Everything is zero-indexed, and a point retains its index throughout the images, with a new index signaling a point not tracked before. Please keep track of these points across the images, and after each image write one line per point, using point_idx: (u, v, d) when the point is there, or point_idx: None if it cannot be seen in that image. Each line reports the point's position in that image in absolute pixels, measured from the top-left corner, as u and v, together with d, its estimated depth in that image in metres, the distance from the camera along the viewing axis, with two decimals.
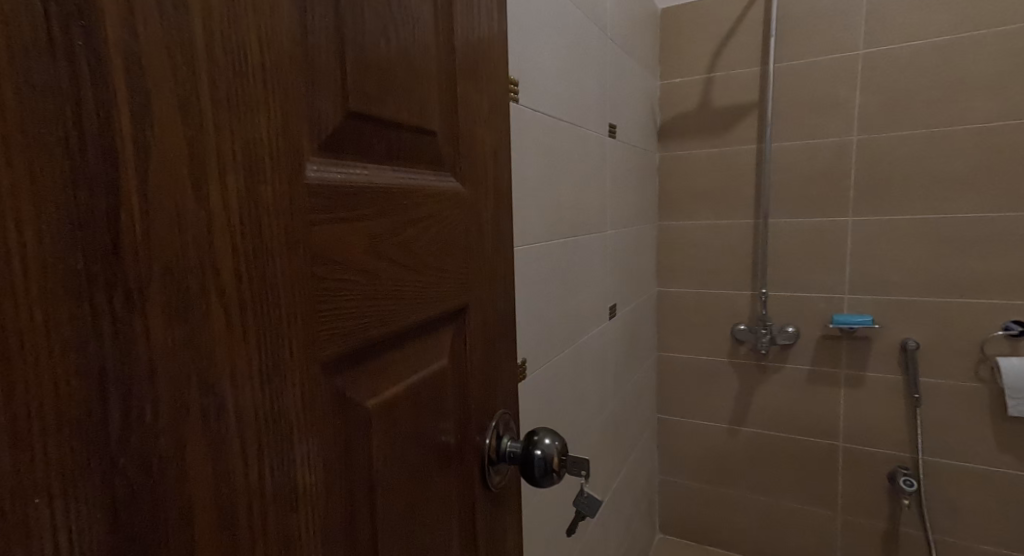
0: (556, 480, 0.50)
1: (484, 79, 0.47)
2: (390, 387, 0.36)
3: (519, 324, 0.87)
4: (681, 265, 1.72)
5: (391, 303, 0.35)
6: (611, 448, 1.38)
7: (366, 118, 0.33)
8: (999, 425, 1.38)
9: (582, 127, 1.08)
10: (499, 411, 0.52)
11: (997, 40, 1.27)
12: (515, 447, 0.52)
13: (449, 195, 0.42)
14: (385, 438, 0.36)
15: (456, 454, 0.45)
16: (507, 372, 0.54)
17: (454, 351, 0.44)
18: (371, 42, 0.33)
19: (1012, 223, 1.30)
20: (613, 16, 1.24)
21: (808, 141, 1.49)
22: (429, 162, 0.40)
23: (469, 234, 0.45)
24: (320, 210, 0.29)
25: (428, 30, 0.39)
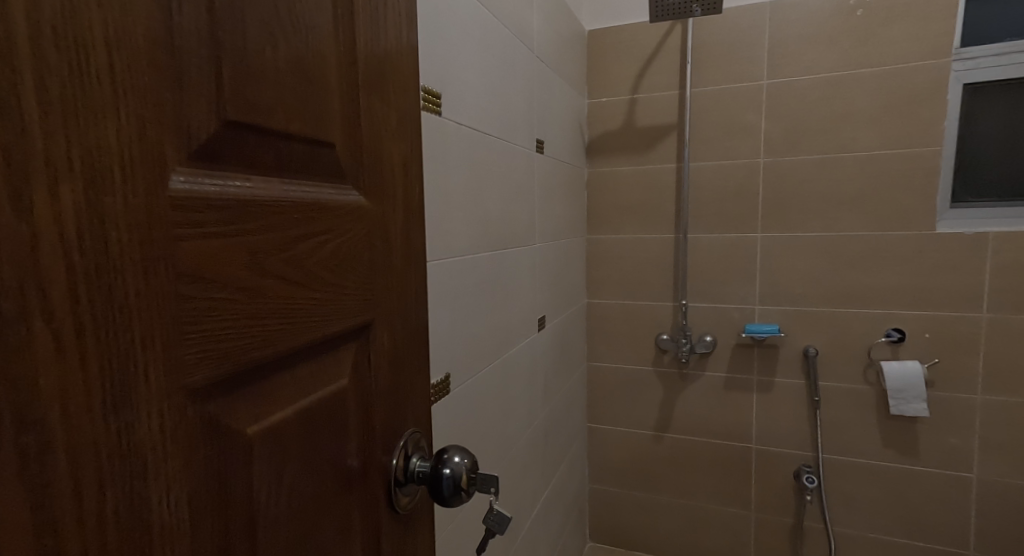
0: (465, 499, 0.49)
1: (392, 92, 0.46)
2: (278, 412, 0.35)
3: (444, 338, 0.86)
4: (608, 278, 1.78)
5: (277, 322, 0.33)
6: (540, 459, 1.39)
7: (249, 127, 0.32)
8: (885, 424, 1.52)
9: (509, 141, 1.09)
10: (408, 430, 0.51)
11: (876, 78, 1.42)
12: (423, 466, 0.51)
13: (349, 210, 0.40)
14: (270, 466, 0.34)
15: (358, 477, 0.43)
16: (419, 389, 0.53)
17: (358, 370, 0.43)
18: (255, 49, 0.32)
19: (892, 240, 1.46)
20: (540, 35, 1.27)
21: (721, 162, 1.60)
22: (328, 175, 0.39)
23: (375, 249, 0.44)
24: (186, 224, 0.27)
25: (325, 40, 0.38)
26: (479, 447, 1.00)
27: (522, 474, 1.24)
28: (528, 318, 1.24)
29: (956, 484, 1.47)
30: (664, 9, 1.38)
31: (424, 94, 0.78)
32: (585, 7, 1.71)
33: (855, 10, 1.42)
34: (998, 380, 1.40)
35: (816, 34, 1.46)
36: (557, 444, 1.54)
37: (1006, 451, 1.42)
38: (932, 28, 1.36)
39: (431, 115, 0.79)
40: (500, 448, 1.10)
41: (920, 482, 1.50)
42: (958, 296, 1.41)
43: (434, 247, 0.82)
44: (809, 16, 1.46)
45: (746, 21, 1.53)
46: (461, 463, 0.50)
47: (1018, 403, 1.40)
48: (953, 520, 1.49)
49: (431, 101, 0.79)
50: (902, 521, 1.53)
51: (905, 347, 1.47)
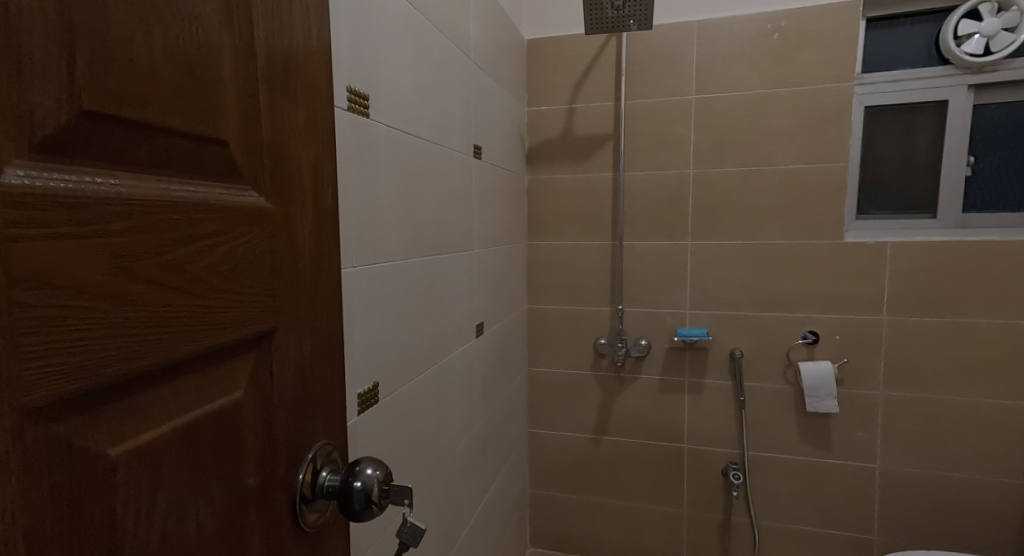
0: (377, 512, 0.49)
1: (297, 91, 0.46)
2: (151, 428, 0.33)
3: (372, 345, 0.83)
4: (548, 284, 1.80)
5: (149, 333, 0.32)
6: (478, 468, 1.38)
7: (115, 119, 0.30)
8: (803, 421, 1.62)
9: (444, 146, 1.09)
10: (317, 443, 0.50)
11: (791, 97, 1.53)
12: (334, 480, 0.51)
13: (246, 211, 0.40)
14: (139, 489, 0.32)
15: (257, 493, 0.42)
16: (329, 398, 0.52)
17: (255, 380, 0.42)
18: (119, 33, 0.30)
19: (807, 248, 1.56)
20: (478, 42, 1.28)
21: (655, 171, 1.66)
22: (218, 174, 0.38)
23: (277, 253, 0.43)
24: (25, 224, 0.26)
25: (215, 31, 0.37)
26: (412, 457, 0.98)
27: (458, 483, 1.23)
28: (465, 325, 1.23)
29: (864, 475, 1.59)
30: (598, 24, 1.43)
31: (351, 95, 0.76)
32: (525, 15, 1.73)
33: (772, 33, 1.52)
34: (898, 377, 1.53)
35: (739, 54, 1.55)
36: (496, 450, 1.54)
37: (906, 443, 1.54)
38: (838, 53, 1.48)
39: (358, 117, 0.77)
40: (434, 457, 1.08)
41: (833, 475, 1.61)
42: (863, 300, 1.53)
43: (361, 252, 0.79)
44: (733, 36, 1.55)
45: (675, 37, 1.60)
46: (373, 475, 0.50)
47: (915, 397, 1.52)
48: (862, 509, 1.60)
49: (359, 102, 0.77)
50: (818, 512, 1.63)
51: (819, 348, 1.58)
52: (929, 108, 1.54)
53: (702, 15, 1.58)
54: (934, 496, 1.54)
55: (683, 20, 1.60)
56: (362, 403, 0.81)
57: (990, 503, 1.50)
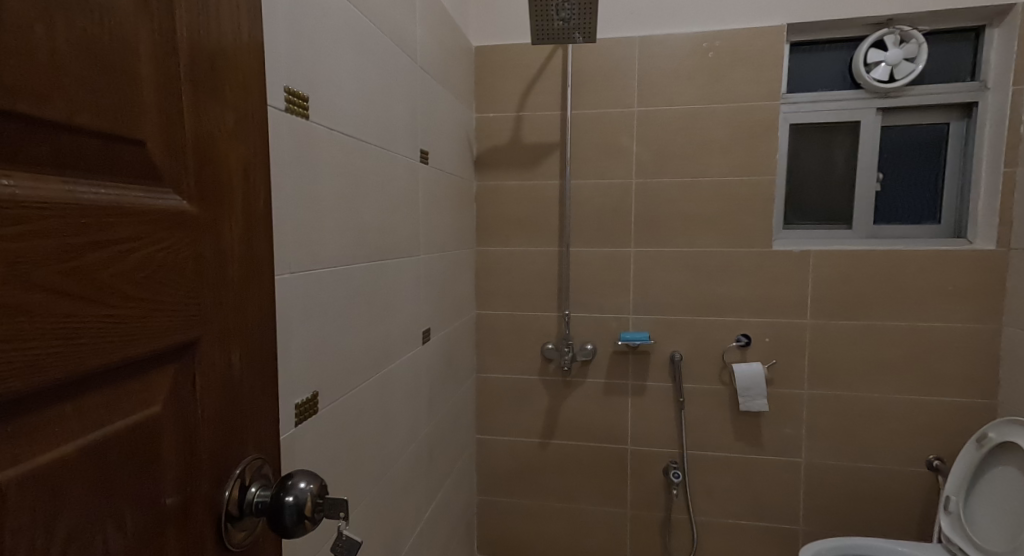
0: (309, 528, 0.48)
1: (227, 91, 0.44)
2: (51, 448, 0.31)
3: (311, 353, 0.80)
4: (496, 289, 1.81)
5: (46, 346, 0.30)
6: (424, 477, 1.36)
7: (10, 115, 0.28)
8: (737, 420, 1.70)
9: (389, 151, 1.07)
10: (246, 458, 0.48)
11: (724, 112, 1.61)
12: (263, 497, 0.49)
13: (166, 214, 0.38)
14: (35, 516, 0.30)
15: (177, 515, 0.40)
16: (261, 411, 0.51)
17: (174, 392, 0.40)
18: (15, 25, 0.28)
19: (740, 256, 1.65)
20: (424, 47, 1.27)
21: (599, 180, 1.71)
22: (133, 175, 0.36)
23: (201, 260, 0.42)
24: None
25: (131, 25, 0.35)
26: (354, 469, 0.95)
27: (403, 493, 1.20)
28: (410, 332, 1.22)
29: (792, 470, 1.68)
30: (544, 35, 1.45)
31: (289, 95, 0.73)
32: (473, 23, 1.73)
33: (707, 52, 1.60)
34: (821, 377, 1.63)
35: (677, 70, 1.62)
36: (443, 459, 1.52)
37: (829, 438, 1.65)
38: (766, 73, 1.58)
39: (297, 118, 0.75)
40: (378, 468, 1.05)
41: (764, 471, 1.70)
42: (790, 305, 1.63)
43: (300, 258, 0.77)
44: (672, 53, 1.62)
45: (618, 52, 1.65)
46: (307, 489, 0.48)
47: (837, 395, 1.63)
48: (790, 502, 1.69)
49: (298, 103, 0.75)
50: (752, 507, 1.72)
51: (751, 350, 1.67)
52: (845, 128, 1.66)
53: (643, 31, 1.65)
54: (853, 487, 1.65)
55: (626, 35, 1.65)
56: (300, 413, 0.78)
57: (901, 491, 1.62)
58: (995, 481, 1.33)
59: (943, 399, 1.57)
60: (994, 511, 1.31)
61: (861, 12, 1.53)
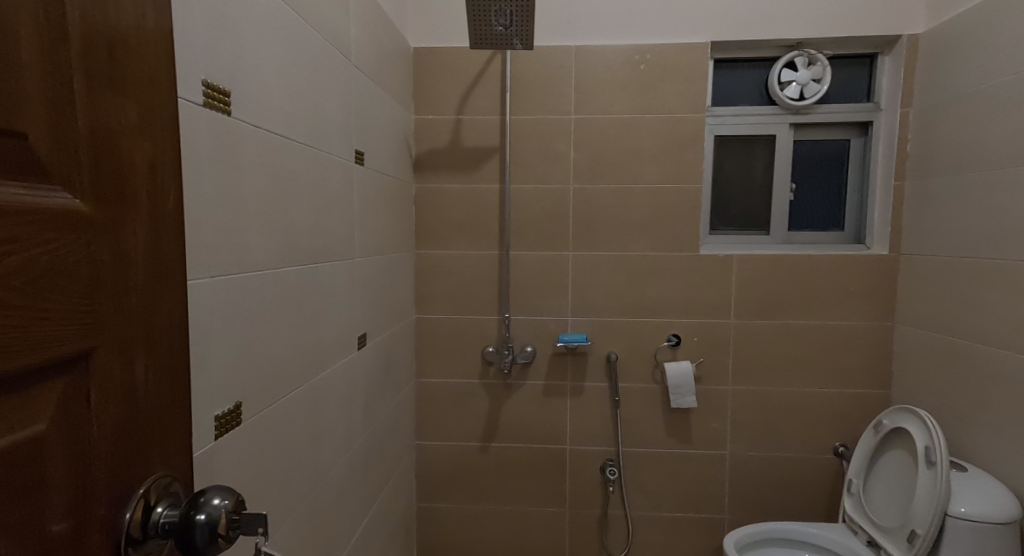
0: (223, 545, 0.48)
1: (128, 82, 0.44)
2: None
3: (232, 361, 0.76)
4: (435, 293, 1.79)
5: None
6: (360, 485, 1.32)
7: None
8: (669, 417, 1.77)
9: (322, 151, 1.04)
10: (152, 474, 0.47)
11: (655, 122, 1.68)
12: (171, 517, 0.48)
13: (55, 214, 0.37)
14: None
15: (65, 540, 0.39)
16: (170, 428, 0.50)
17: (66, 404, 0.39)
18: None
19: (671, 259, 1.72)
20: (359, 46, 1.24)
21: (538, 185, 1.73)
22: (17, 173, 0.35)
23: (97, 264, 0.41)
24: None
25: (10, 9, 0.35)
26: (282, 481, 0.91)
27: (337, 504, 1.17)
28: (345, 337, 1.18)
29: (719, 463, 1.77)
30: (484, 40, 1.46)
31: (208, 89, 0.70)
32: (411, 24, 1.72)
33: (639, 64, 1.67)
34: (744, 373, 1.74)
35: (611, 80, 1.68)
36: (380, 467, 1.49)
37: (751, 431, 1.75)
38: (693, 87, 1.66)
39: (217, 114, 0.72)
40: (309, 479, 1.02)
41: (694, 465, 1.78)
42: (716, 306, 1.72)
43: (221, 261, 0.73)
44: (607, 63, 1.67)
45: (556, 59, 1.69)
46: (220, 505, 0.48)
47: (758, 390, 1.74)
48: (717, 493, 1.78)
49: (218, 98, 0.72)
50: (683, 500, 1.79)
51: (681, 350, 1.74)
52: (763, 140, 1.78)
53: (580, 41, 1.69)
54: (773, 477, 1.76)
55: (563, 43, 1.69)
56: (220, 426, 0.74)
57: (814, 478, 1.75)
58: (888, 463, 1.46)
59: (849, 391, 1.71)
60: (886, 491, 1.43)
61: (776, 33, 1.64)
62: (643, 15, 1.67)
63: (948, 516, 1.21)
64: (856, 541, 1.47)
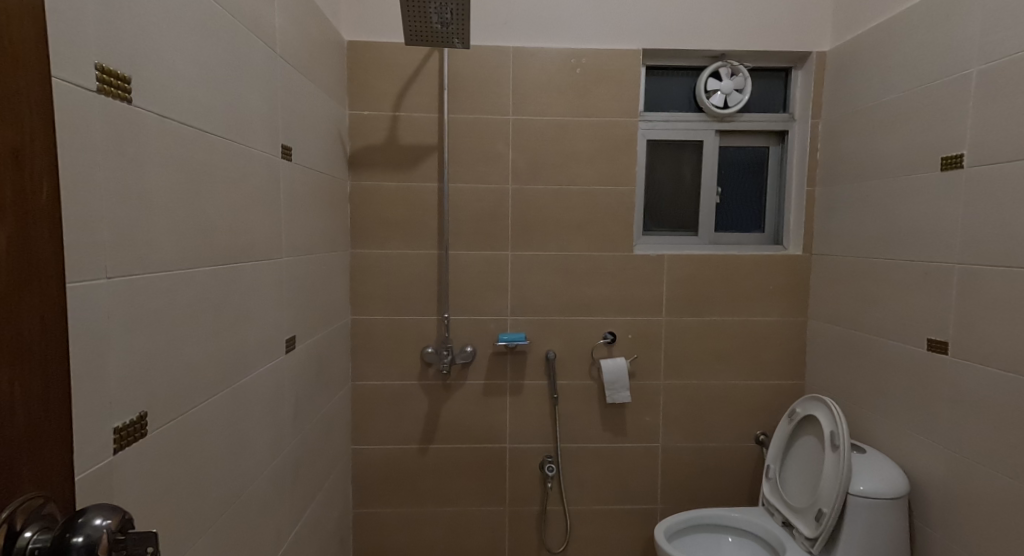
0: None
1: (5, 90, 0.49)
2: None
3: (132, 367, 0.71)
4: (372, 294, 1.75)
5: None
6: (290, 495, 1.27)
7: None
8: (605, 413, 1.82)
9: (243, 144, 0.99)
10: (25, 494, 0.52)
11: (590, 125, 1.72)
12: (40, 542, 0.51)
13: None
14: None
15: None
16: (41, 441, 0.54)
17: None
18: None
19: (606, 259, 1.77)
20: (285, 36, 1.19)
21: (477, 184, 1.73)
22: None
23: None
24: None
25: None
26: (197, 495, 0.86)
27: (263, 516, 1.11)
28: (271, 340, 1.13)
29: (652, 455, 1.84)
30: (421, 35, 1.44)
31: (101, 73, 0.65)
32: (344, 16, 1.66)
33: (575, 68, 1.70)
34: (675, 368, 1.81)
35: (548, 82, 1.70)
36: (312, 474, 1.43)
37: (681, 423, 1.83)
38: (625, 92, 1.71)
39: (114, 101, 0.67)
40: (230, 490, 0.96)
41: (628, 458, 1.84)
42: (649, 304, 1.79)
43: (121, 260, 0.68)
44: (544, 65, 1.70)
45: (493, 60, 1.69)
46: (101, 525, 0.51)
47: (687, 384, 1.82)
48: (651, 484, 1.85)
49: (113, 83, 0.67)
50: (619, 492, 1.84)
51: (616, 347, 1.80)
52: (691, 146, 1.87)
53: (517, 41, 1.70)
54: (702, 466, 1.85)
55: (500, 43, 1.70)
56: (120, 439, 0.69)
57: (738, 465, 1.85)
58: (800, 449, 1.57)
59: (768, 382, 1.82)
60: (800, 474, 1.54)
61: (701, 44, 1.73)
62: (579, 19, 1.70)
63: (850, 495, 1.32)
64: (773, 522, 1.57)
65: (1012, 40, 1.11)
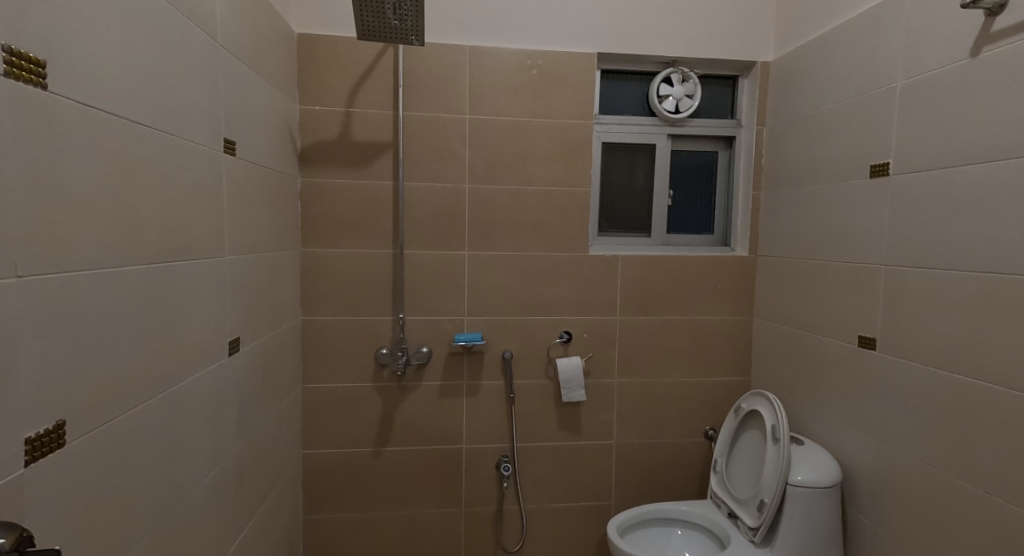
0: None
1: None
2: None
3: (46, 370, 0.66)
4: (324, 294, 1.70)
5: None
6: (233, 503, 1.22)
7: None
8: (561, 411, 1.83)
9: (180, 137, 0.94)
10: None
11: (546, 126, 1.73)
12: None
13: None
14: None
15: None
16: None
17: None
18: None
19: (562, 259, 1.78)
20: (228, 26, 1.14)
21: (433, 183, 1.71)
22: None
23: None
24: None
25: None
26: (125, 507, 0.81)
27: (202, 526, 1.06)
28: (212, 342, 1.08)
29: (606, 452, 1.87)
30: (375, 31, 1.41)
31: (10, 57, 0.61)
32: (294, 8, 1.61)
33: (531, 69, 1.71)
34: (628, 367, 1.85)
35: (504, 82, 1.70)
36: (258, 481, 1.38)
37: (634, 420, 1.87)
38: (581, 95, 1.74)
39: (26, 87, 0.63)
40: (164, 501, 0.92)
41: (583, 456, 1.86)
42: (603, 303, 1.81)
43: (34, 259, 0.65)
44: (499, 66, 1.70)
45: (449, 59, 1.68)
46: None
47: (641, 382, 1.86)
48: (605, 481, 1.88)
49: (25, 67, 0.63)
50: (574, 490, 1.87)
51: (572, 346, 1.82)
52: (645, 149, 1.91)
53: (474, 40, 1.69)
54: (655, 461, 1.89)
55: (456, 42, 1.68)
56: (34, 449, 0.65)
57: (688, 459, 1.91)
58: (745, 442, 1.63)
59: (717, 379, 1.89)
60: (744, 467, 1.60)
61: (652, 50, 1.77)
62: (535, 20, 1.71)
63: (788, 485, 1.38)
64: (719, 513, 1.62)
65: (931, 57, 1.19)
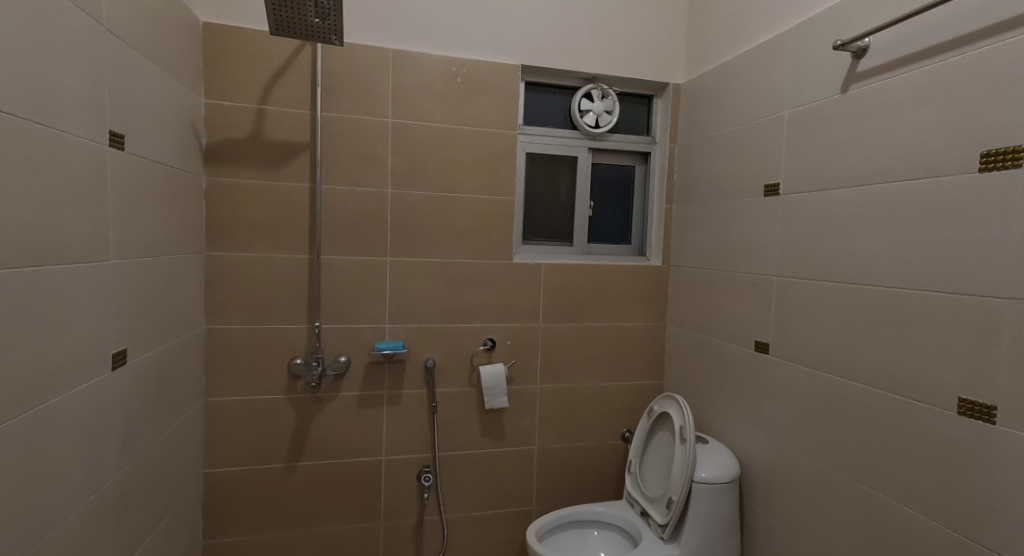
0: None
1: None
2: None
3: None
4: (232, 301, 1.59)
5: None
6: (116, 530, 1.10)
7: None
8: (483, 419, 1.83)
9: (50, 128, 0.85)
10: None
11: (470, 135, 1.74)
12: None
13: None
14: None
15: None
16: None
17: None
18: None
19: (485, 267, 1.79)
20: (118, 9, 1.05)
21: (353, 187, 1.66)
22: None
23: None
24: None
25: None
26: None
27: None
28: (91, 354, 0.97)
29: (528, 458, 1.89)
30: (287, 28, 1.35)
31: None
32: None
33: (455, 77, 1.71)
34: (550, 373, 1.88)
35: (429, 88, 1.69)
36: (149, 505, 1.26)
37: (555, 425, 1.90)
38: (505, 105, 1.76)
39: None
40: (25, 536, 0.81)
41: (506, 462, 1.87)
42: (526, 311, 1.84)
43: None
44: (423, 71, 1.68)
45: (371, 61, 1.64)
46: None
47: (562, 388, 1.90)
48: (527, 486, 1.89)
49: None
50: (496, 497, 1.87)
51: (495, 353, 1.82)
52: (567, 161, 1.97)
53: (398, 44, 1.67)
54: (574, 465, 1.94)
55: (379, 45, 1.65)
56: None
57: (606, 461, 1.97)
58: (656, 443, 1.71)
59: (633, 383, 1.97)
60: (655, 467, 1.67)
61: (573, 66, 1.83)
62: (458, 28, 1.71)
63: (694, 483, 1.46)
64: (633, 513, 1.69)
65: (812, 89, 1.32)
